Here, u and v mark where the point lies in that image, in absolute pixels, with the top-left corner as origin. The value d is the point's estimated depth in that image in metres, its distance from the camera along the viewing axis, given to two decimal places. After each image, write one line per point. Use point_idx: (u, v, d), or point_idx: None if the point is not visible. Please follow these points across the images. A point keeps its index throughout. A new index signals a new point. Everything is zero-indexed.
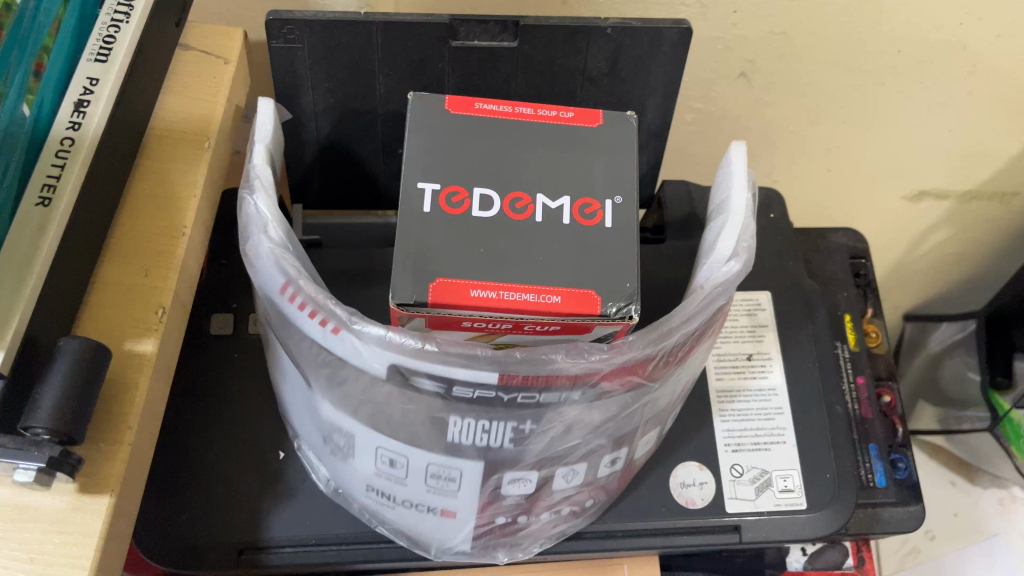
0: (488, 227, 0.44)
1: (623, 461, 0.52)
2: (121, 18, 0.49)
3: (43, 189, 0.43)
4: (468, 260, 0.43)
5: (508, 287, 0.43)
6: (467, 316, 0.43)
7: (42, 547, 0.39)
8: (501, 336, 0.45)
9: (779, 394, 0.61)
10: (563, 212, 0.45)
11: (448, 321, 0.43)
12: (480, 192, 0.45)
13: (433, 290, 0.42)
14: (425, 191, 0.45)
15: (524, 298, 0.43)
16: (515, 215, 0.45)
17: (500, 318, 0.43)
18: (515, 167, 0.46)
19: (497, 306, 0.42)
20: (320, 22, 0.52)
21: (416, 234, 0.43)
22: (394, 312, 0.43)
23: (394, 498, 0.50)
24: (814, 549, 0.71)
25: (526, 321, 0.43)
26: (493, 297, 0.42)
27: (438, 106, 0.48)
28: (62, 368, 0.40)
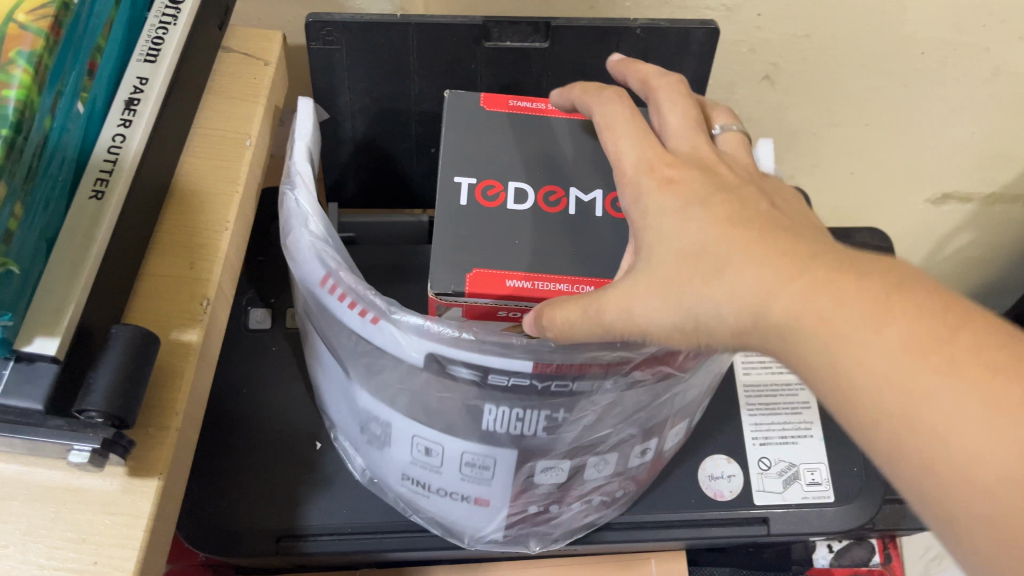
0: (523, 219, 0.46)
1: (653, 452, 0.53)
2: (169, 20, 0.51)
3: (96, 183, 0.45)
4: (504, 251, 0.44)
5: (542, 277, 0.44)
6: (503, 306, 0.44)
7: (93, 528, 0.41)
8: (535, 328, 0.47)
9: (806, 389, 0.62)
10: (595, 205, 0.47)
11: (486, 310, 0.44)
12: (514, 186, 0.47)
13: (469, 280, 0.43)
14: (461, 185, 0.47)
15: (560, 289, 0.43)
16: (549, 208, 0.46)
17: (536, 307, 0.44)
18: (549, 163, 0.48)
19: (532, 296, 0.43)
20: (358, 23, 0.54)
21: (454, 224, 0.45)
22: (432, 301, 0.44)
23: (428, 486, 0.52)
24: (840, 546, 0.71)
25: None
26: (527, 287, 0.43)
27: (473, 104, 0.50)
28: (115, 352, 0.42)
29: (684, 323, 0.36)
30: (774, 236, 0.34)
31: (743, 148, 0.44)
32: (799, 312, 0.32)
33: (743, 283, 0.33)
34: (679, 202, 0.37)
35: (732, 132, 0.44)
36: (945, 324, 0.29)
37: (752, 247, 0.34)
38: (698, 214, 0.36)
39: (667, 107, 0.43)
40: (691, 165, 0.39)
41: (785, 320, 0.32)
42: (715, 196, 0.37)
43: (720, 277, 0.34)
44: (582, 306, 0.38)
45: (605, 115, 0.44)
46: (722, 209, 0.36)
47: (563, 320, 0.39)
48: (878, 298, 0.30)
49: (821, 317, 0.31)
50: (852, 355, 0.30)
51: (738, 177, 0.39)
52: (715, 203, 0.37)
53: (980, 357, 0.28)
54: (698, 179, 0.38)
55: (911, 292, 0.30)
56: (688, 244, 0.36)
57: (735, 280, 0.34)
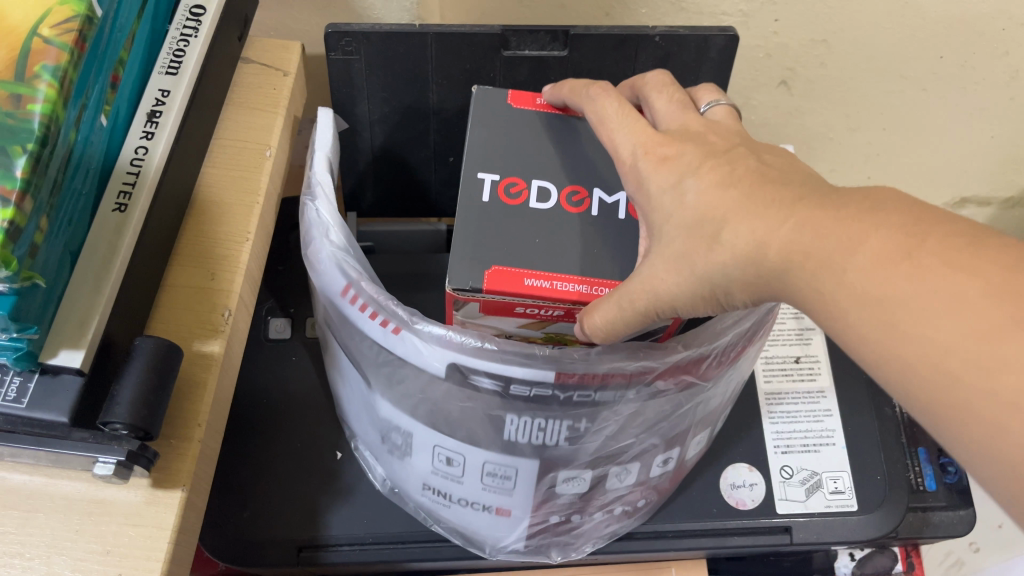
0: (545, 218, 0.45)
1: (675, 461, 0.52)
2: (190, 33, 0.51)
3: (120, 195, 0.45)
4: (524, 250, 0.44)
5: (561, 277, 0.43)
6: (519, 302, 0.44)
7: (118, 539, 0.41)
8: (552, 326, 0.46)
9: (827, 396, 0.61)
10: (619, 208, 0.47)
11: (502, 307, 0.44)
12: (538, 184, 0.47)
13: (488, 277, 0.43)
14: (484, 182, 0.46)
15: (578, 290, 0.43)
16: (572, 208, 0.46)
17: (553, 305, 0.44)
18: (575, 166, 0.48)
19: (551, 296, 0.43)
20: (377, 33, 0.54)
21: (475, 220, 0.45)
22: (449, 297, 0.44)
23: (449, 496, 0.52)
24: (862, 555, 0.70)
25: (577, 310, 0.44)
26: (547, 287, 0.43)
27: (501, 100, 0.50)
28: (138, 364, 0.42)
29: (701, 292, 0.39)
30: (757, 192, 0.37)
31: (732, 116, 0.46)
32: (790, 253, 0.34)
33: (739, 239, 0.36)
34: (672, 175, 0.41)
35: (720, 105, 0.46)
36: (915, 233, 0.31)
37: (742, 206, 0.37)
38: (694, 184, 0.39)
39: (653, 90, 0.47)
40: (681, 139, 0.42)
41: (782, 261, 0.35)
42: (705, 164, 0.40)
43: (728, 233, 0.37)
44: (615, 298, 0.40)
45: (598, 111, 0.46)
46: (712, 174, 0.39)
47: (605, 322, 0.41)
48: (849, 223, 0.33)
49: (807, 249, 0.34)
50: (836, 284, 0.33)
51: (726, 140, 0.42)
52: (707, 169, 0.40)
53: (947, 259, 0.30)
54: (688, 150, 0.41)
55: (879, 212, 0.32)
56: (689, 214, 0.39)
57: (733, 237, 0.37)
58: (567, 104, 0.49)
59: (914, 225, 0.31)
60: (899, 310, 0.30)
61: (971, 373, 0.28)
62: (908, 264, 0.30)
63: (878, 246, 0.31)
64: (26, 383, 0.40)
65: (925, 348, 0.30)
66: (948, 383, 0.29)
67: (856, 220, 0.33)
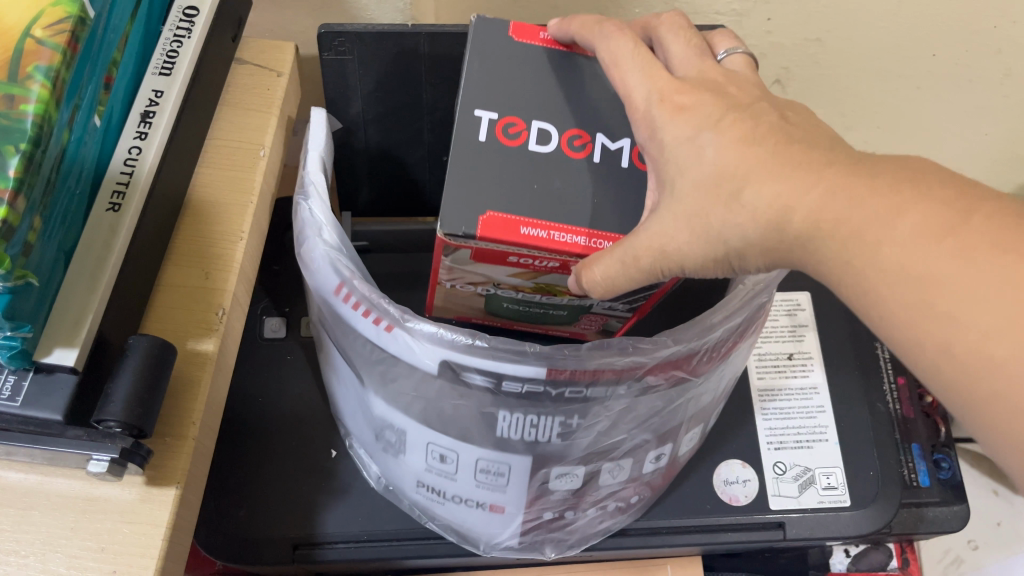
0: (544, 162, 0.45)
1: (668, 457, 0.53)
2: (183, 34, 0.52)
3: (113, 195, 0.46)
4: (523, 196, 0.43)
5: (559, 228, 0.43)
6: (513, 250, 0.43)
7: (113, 537, 0.41)
8: (544, 276, 0.47)
9: (820, 392, 0.61)
10: (622, 155, 0.46)
11: (494, 255, 0.44)
12: (538, 126, 0.46)
13: (483, 223, 0.43)
14: (482, 120, 0.45)
15: (575, 241, 0.43)
16: (572, 153, 0.45)
17: (548, 256, 0.44)
18: (578, 107, 0.47)
19: (547, 246, 0.43)
20: (371, 34, 0.54)
21: (472, 163, 0.44)
22: (441, 241, 0.44)
23: (443, 493, 0.52)
24: (858, 551, 0.71)
25: (572, 261, 0.44)
26: (543, 237, 0.43)
27: (501, 32, 0.48)
28: (133, 362, 0.42)
29: (714, 253, 0.40)
30: (782, 151, 0.38)
31: (748, 66, 0.46)
32: (820, 218, 0.35)
33: (763, 201, 0.37)
34: (692, 126, 0.41)
35: (737, 54, 0.46)
36: (961, 210, 0.32)
37: (765, 166, 0.38)
38: (713, 138, 0.40)
39: (669, 36, 0.46)
40: (700, 87, 0.43)
41: (807, 229, 0.36)
42: (725, 118, 0.41)
43: (751, 193, 0.38)
44: (619, 251, 0.41)
45: (610, 51, 0.45)
46: (734, 130, 0.40)
47: (604, 276, 0.41)
48: (889, 195, 0.34)
49: (840, 220, 0.35)
50: (875, 260, 0.34)
51: (746, 94, 0.43)
52: (727, 124, 0.40)
53: (994, 241, 0.31)
54: (709, 101, 0.42)
55: (922, 185, 0.34)
56: (707, 169, 0.40)
57: (756, 199, 0.38)
58: (575, 40, 0.47)
59: (958, 201, 0.33)
60: (942, 291, 0.32)
61: (1018, 358, 0.30)
62: (956, 240, 0.32)
63: (920, 219, 0.33)
64: (20, 382, 0.41)
65: (966, 333, 0.31)
66: (990, 366, 0.31)
67: (891, 192, 0.34)
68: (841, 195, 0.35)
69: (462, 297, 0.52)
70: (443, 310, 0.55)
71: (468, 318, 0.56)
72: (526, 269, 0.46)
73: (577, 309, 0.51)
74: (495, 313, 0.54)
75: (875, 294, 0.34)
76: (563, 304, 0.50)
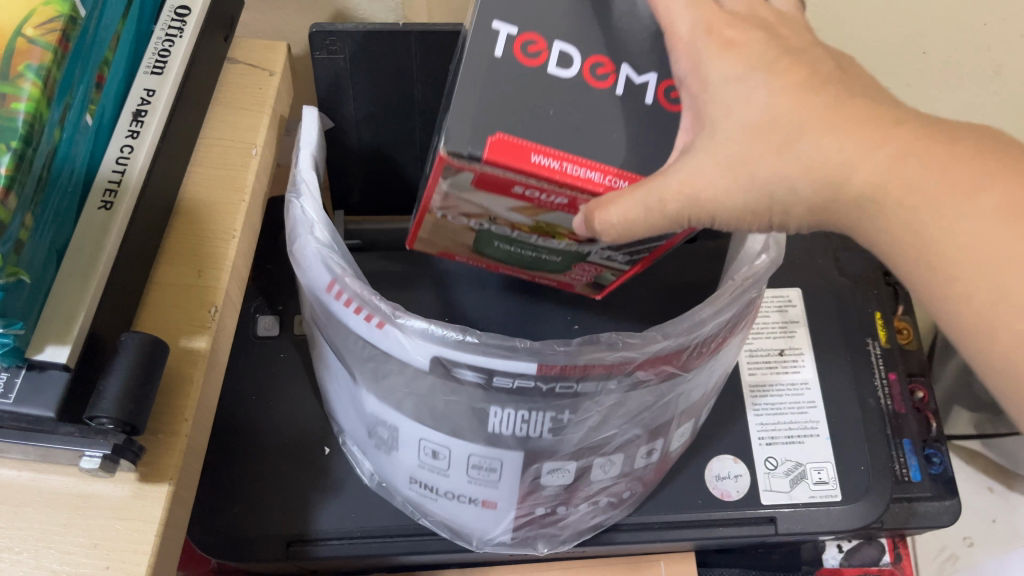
0: (561, 88, 0.41)
1: (659, 453, 0.53)
2: (175, 33, 0.52)
3: (105, 193, 0.46)
4: (538, 121, 0.40)
5: (572, 160, 0.40)
6: (521, 179, 0.40)
7: (105, 533, 0.41)
8: (546, 213, 0.43)
9: (811, 388, 0.62)
10: (646, 89, 0.42)
11: (498, 182, 0.41)
12: (560, 47, 0.41)
13: (491, 144, 0.39)
14: (500, 33, 0.41)
15: (587, 176, 0.40)
16: (595, 82, 0.41)
17: (556, 191, 0.40)
18: (606, 30, 0.42)
19: (557, 178, 0.40)
20: (362, 34, 0.54)
21: (483, 81, 0.40)
22: (442, 163, 0.40)
23: (436, 489, 0.52)
24: (850, 546, 0.71)
25: (581, 197, 0.41)
26: (555, 167, 0.39)
27: None
28: (125, 360, 0.42)
29: (757, 204, 0.40)
30: (838, 101, 0.38)
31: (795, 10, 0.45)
32: (879, 182, 0.37)
33: (822, 152, 0.37)
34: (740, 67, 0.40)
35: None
36: None
37: (825, 116, 0.38)
38: (760, 80, 0.39)
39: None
40: (752, 26, 0.42)
41: (868, 189, 0.37)
42: (779, 63, 0.40)
43: (804, 144, 0.38)
44: (643, 194, 0.39)
45: None
46: (790, 75, 0.39)
47: (621, 217, 0.38)
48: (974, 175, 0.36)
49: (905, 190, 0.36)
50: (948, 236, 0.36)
51: (800, 38, 0.42)
52: (782, 68, 0.40)
53: None
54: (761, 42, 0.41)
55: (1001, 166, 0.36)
56: (755, 115, 0.39)
57: (812, 149, 0.38)
58: None
59: None
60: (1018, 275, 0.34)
61: None
62: None
63: (999, 200, 0.35)
64: (13, 378, 0.41)
65: None
66: None
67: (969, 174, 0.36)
68: (913, 162, 0.36)
69: (450, 229, 0.48)
70: (423, 243, 0.51)
71: (450, 251, 0.52)
72: (526, 202, 0.43)
73: (575, 256, 0.50)
74: (480, 253, 0.51)
75: (946, 273, 0.36)
76: (562, 250, 0.48)
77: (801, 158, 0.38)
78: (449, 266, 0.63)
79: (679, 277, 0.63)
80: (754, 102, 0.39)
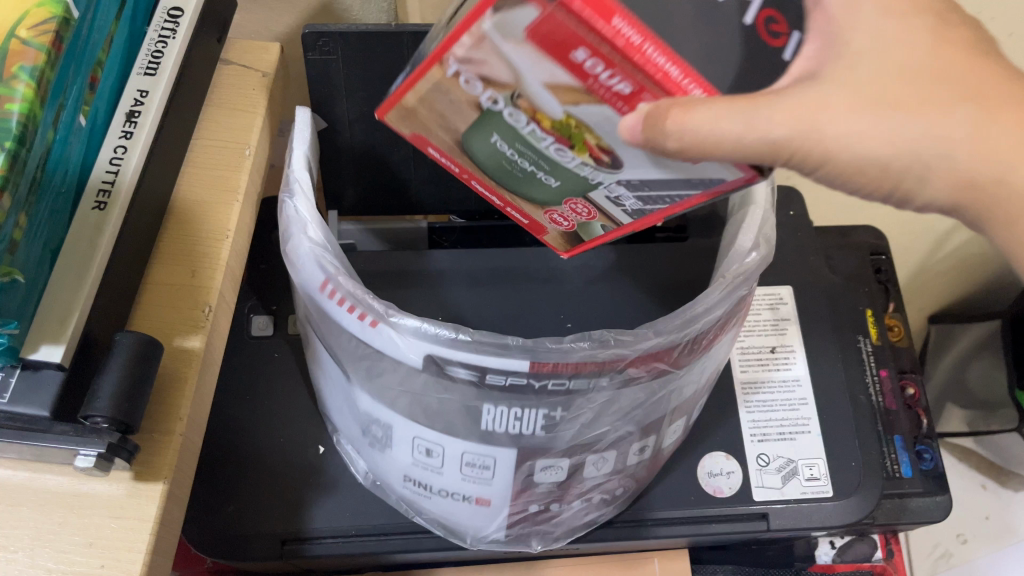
0: None
1: (652, 449, 0.53)
2: (168, 34, 0.52)
3: (99, 194, 0.46)
4: None
5: (655, 39, 0.33)
6: (589, 41, 0.32)
7: (100, 532, 0.41)
8: (580, 107, 0.36)
9: (802, 384, 0.62)
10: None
11: (561, 39, 0.32)
12: None
13: None
14: None
15: (664, 69, 0.33)
16: None
17: (621, 76, 0.33)
18: None
19: (633, 56, 0.32)
20: (353, 34, 0.55)
21: None
22: None
23: (431, 487, 0.52)
24: (843, 542, 0.70)
25: (644, 87, 0.34)
26: (635, 41, 0.32)
27: None
28: (119, 359, 0.42)
29: (895, 160, 0.38)
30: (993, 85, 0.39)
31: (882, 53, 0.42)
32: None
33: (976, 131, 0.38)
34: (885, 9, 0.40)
35: None
36: None
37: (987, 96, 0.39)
38: (890, 25, 0.40)
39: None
40: None
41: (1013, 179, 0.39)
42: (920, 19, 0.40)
43: (964, 107, 0.38)
44: (739, 116, 0.34)
45: None
46: (948, 43, 0.40)
47: (698, 124, 0.33)
48: None
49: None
50: None
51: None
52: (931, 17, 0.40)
53: None
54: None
55: None
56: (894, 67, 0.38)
57: (967, 119, 0.38)
58: None
59: None
60: None
61: None
62: None
63: None
64: (7, 378, 0.41)
65: None
66: None
67: None
68: None
69: (448, 108, 0.40)
70: (399, 119, 0.41)
71: (423, 139, 0.43)
72: (574, 81, 0.34)
73: (580, 188, 0.43)
74: (464, 147, 0.42)
75: None
76: (574, 175, 0.42)
77: (963, 118, 0.38)
78: (442, 265, 0.63)
79: (671, 276, 0.63)
80: (913, 59, 0.39)
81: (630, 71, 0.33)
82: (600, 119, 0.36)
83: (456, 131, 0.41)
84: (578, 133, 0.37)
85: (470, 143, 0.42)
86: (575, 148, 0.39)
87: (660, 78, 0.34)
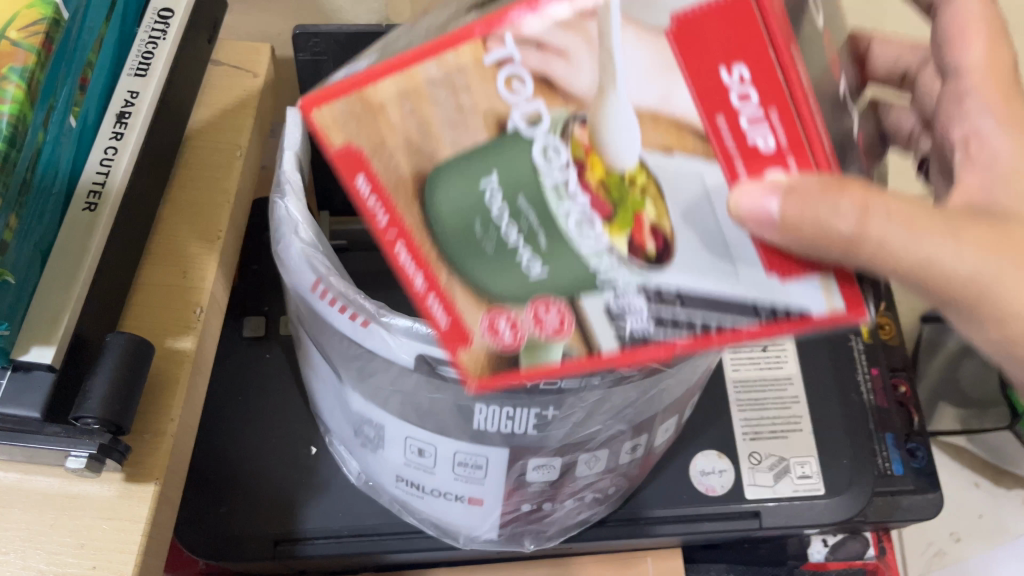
0: None
1: (644, 448, 0.53)
2: (158, 35, 0.52)
3: (89, 195, 0.46)
4: None
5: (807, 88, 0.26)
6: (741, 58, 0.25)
7: (92, 533, 0.41)
8: (676, 154, 0.27)
9: (794, 383, 0.62)
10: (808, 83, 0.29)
11: (711, 45, 0.26)
12: None
13: None
14: None
15: (812, 133, 0.26)
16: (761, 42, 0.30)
17: (772, 125, 0.26)
18: None
19: (784, 92, 0.25)
20: (343, 35, 0.55)
21: None
22: None
23: (423, 487, 0.52)
24: (836, 540, 0.71)
25: (781, 133, 0.26)
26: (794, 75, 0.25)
27: None
28: (110, 361, 0.42)
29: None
30: None
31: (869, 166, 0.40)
32: None
33: None
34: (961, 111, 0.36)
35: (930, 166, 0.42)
36: None
37: None
38: (1005, 144, 0.34)
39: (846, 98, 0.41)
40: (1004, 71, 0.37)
41: None
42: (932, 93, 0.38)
43: None
44: (852, 207, 0.28)
45: None
46: None
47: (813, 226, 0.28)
48: None
49: None
50: None
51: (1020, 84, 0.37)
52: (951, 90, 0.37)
53: None
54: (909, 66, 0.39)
55: None
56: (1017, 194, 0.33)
57: None
58: None
59: None
60: None
61: None
62: None
63: None
64: None
65: None
66: None
67: None
68: None
69: (440, 113, 0.28)
70: (341, 112, 0.29)
71: (359, 158, 0.30)
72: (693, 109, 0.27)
73: (573, 281, 0.29)
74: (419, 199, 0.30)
75: None
76: (577, 259, 0.29)
77: None
78: None
79: None
80: None
81: (783, 117, 0.26)
82: (691, 187, 0.28)
83: (431, 160, 0.29)
84: (632, 196, 0.28)
85: (437, 180, 0.29)
86: (612, 222, 0.29)
87: (812, 132, 0.26)
